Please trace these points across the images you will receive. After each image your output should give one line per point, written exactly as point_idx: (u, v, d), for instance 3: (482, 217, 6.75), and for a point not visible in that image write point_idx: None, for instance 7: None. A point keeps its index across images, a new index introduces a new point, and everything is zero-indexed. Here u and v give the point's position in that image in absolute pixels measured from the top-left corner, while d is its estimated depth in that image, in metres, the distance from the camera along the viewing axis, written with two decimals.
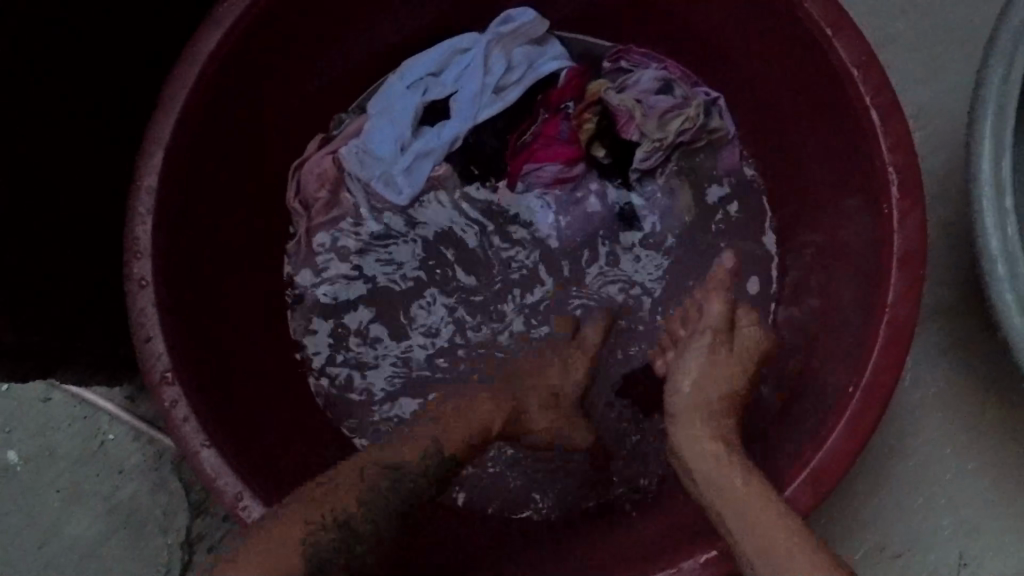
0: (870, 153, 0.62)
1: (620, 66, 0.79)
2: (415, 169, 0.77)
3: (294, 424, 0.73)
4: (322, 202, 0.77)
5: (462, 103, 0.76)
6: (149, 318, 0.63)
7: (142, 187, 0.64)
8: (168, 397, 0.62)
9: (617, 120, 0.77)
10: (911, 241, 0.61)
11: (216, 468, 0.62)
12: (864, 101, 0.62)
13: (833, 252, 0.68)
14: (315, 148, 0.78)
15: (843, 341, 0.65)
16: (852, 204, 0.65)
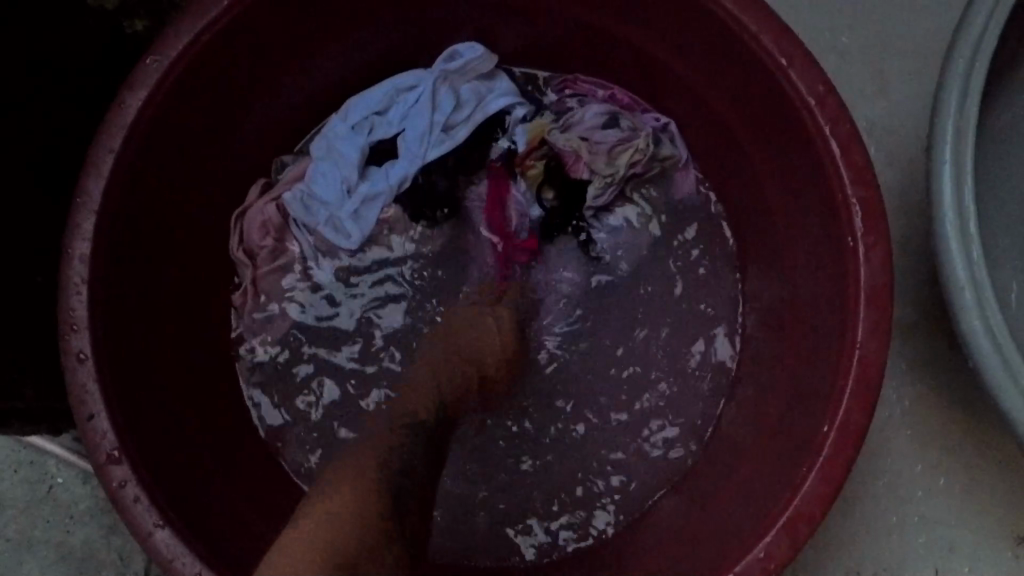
0: (828, 197, 0.61)
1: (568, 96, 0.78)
2: (362, 214, 0.74)
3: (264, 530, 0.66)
4: (268, 251, 0.74)
5: (409, 142, 0.74)
6: (91, 394, 0.60)
7: (74, 258, 0.60)
8: (116, 477, 0.59)
9: (565, 161, 0.75)
10: (878, 275, 0.60)
11: (171, 549, 0.59)
12: (824, 134, 0.60)
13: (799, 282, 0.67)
14: (257, 194, 0.75)
15: (814, 376, 0.63)
16: (815, 237, 0.64)
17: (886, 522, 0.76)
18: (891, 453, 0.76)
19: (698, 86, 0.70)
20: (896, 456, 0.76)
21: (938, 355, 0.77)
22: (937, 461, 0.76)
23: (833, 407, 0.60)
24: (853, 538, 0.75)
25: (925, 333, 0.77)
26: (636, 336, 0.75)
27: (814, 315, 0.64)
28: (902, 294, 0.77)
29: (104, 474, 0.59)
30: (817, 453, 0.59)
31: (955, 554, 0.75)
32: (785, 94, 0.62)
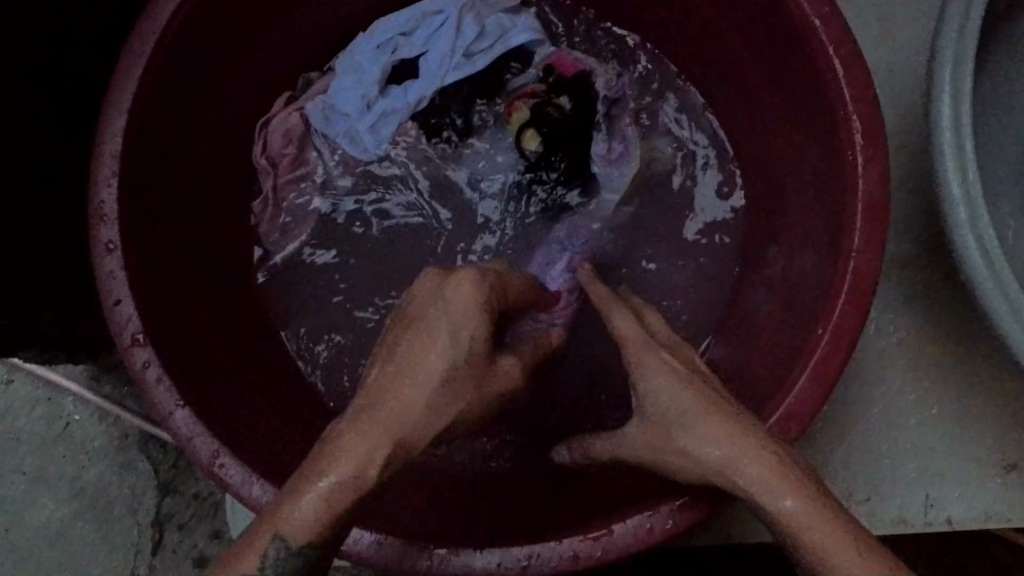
0: (831, 115, 0.63)
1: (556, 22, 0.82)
2: (378, 126, 0.79)
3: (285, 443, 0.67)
4: (288, 159, 0.79)
5: (429, 64, 0.78)
6: (118, 282, 0.63)
7: (104, 153, 0.63)
8: (140, 359, 0.62)
9: (561, 67, 0.80)
10: (875, 189, 0.62)
11: (189, 427, 0.62)
12: (828, 54, 0.62)
13: (801, 204, 0.69)
14: (282, 105, 0.79)
15: (809, 291, 0.65)
16: (817, 157, 0.66)
17: (878, 448, 0.78)
18: (877, 383, 0.79)
19: (707, 17, 0.72)
20: (891, 386, 0.79)
21: (934, 283, 0.78)
22: (923, 389, 0.78)
23: (827, 312, 0.62)
24: (847, 462, 0.78)
25: (922, 267, 0.79)
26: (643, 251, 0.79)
27: (813, 231, 0.66)
28: (900, 230, 0.79)
29: (127, 357, 0.62)
30: (810, 358, 0.61)
31: (943, 476, 0.78)
32: (791, 15, 0.64)
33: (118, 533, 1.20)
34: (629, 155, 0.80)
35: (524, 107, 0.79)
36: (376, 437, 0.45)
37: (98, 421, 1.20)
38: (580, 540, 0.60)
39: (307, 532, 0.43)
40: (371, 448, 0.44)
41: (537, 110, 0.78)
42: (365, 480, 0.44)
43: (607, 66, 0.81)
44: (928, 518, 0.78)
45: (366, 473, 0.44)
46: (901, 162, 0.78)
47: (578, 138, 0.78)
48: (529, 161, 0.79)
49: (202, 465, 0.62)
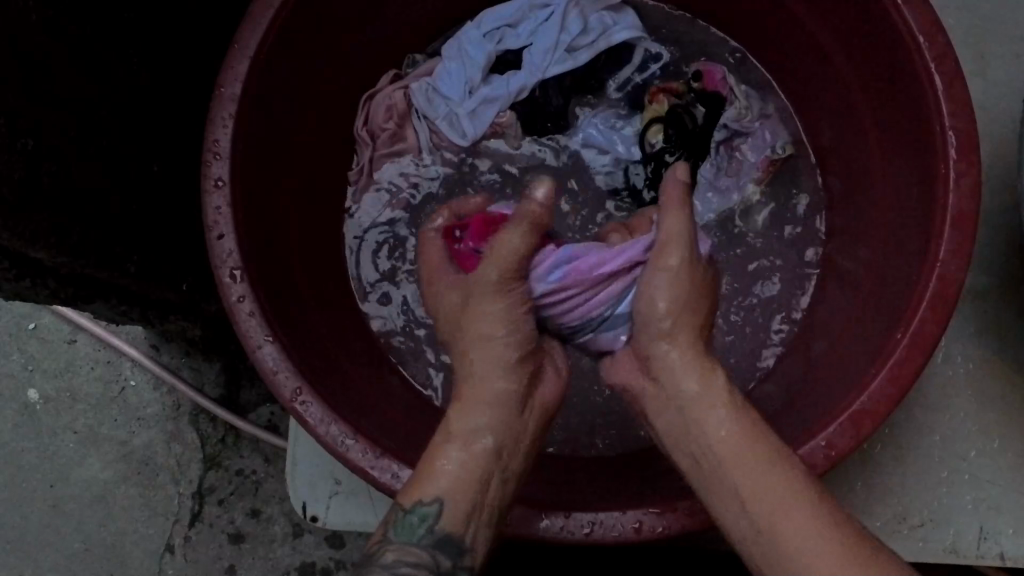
0: (929, 132, 0.65)
1: (679, 32, 0.84)
2: (479, 111, 0.80)
3: (353, 389, 0.68)
4: (388, 134, 0.81)
5: (534, 55, 0.80)
6: (223, 217, 0.65)
7: (224, 95, 0.66)
8: (235, 293, 0.64)
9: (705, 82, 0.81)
10: (965, 201, 0.63)
11: (276, 362, 0.63)
12: (929, 69, 0.64)
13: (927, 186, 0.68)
14: (386, 83, 0.82)
15: (892, 299, 0.66)
16: (912, 170, 0.67)
17: (936, 474, 0.78)
18: (938, 410, 0.79)
19: (806, 29, 0.74)
20: (956, 412, 0.79)
21: (1004, 321, 0.79)
22: (983, 421, 0.79)
23: (909, 317, 0.63)
24: (904, 484, 0.78)
25: (994, 299, 0.80)
26: (749, 278, 0.80)
27: (906, 245, 0.67)
28: (977, 262, 0.80)
29: (223, 290, 0.65)
30: (886, 357, 0.62)
31: (1001, 509, 0.78)
32: (900, 32, 0.66)
33: (159, 501, 1.15)
34: (741, 187, 0.81)
35: (665, 101, 0.80)
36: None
37: (153, 387, 1.16)
38: (646, 513, 0.61)
39: (461, 526, 0.57)
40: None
41: (672, 110, 0.79)
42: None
43: (755, 103, 0.81)
44: (980, 548, 0.77)
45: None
46: (987, 193, 0.80)
47: (688, 149, 0.79)
48: (645, 155, 0.80)
49: (283, 399, 0.63)
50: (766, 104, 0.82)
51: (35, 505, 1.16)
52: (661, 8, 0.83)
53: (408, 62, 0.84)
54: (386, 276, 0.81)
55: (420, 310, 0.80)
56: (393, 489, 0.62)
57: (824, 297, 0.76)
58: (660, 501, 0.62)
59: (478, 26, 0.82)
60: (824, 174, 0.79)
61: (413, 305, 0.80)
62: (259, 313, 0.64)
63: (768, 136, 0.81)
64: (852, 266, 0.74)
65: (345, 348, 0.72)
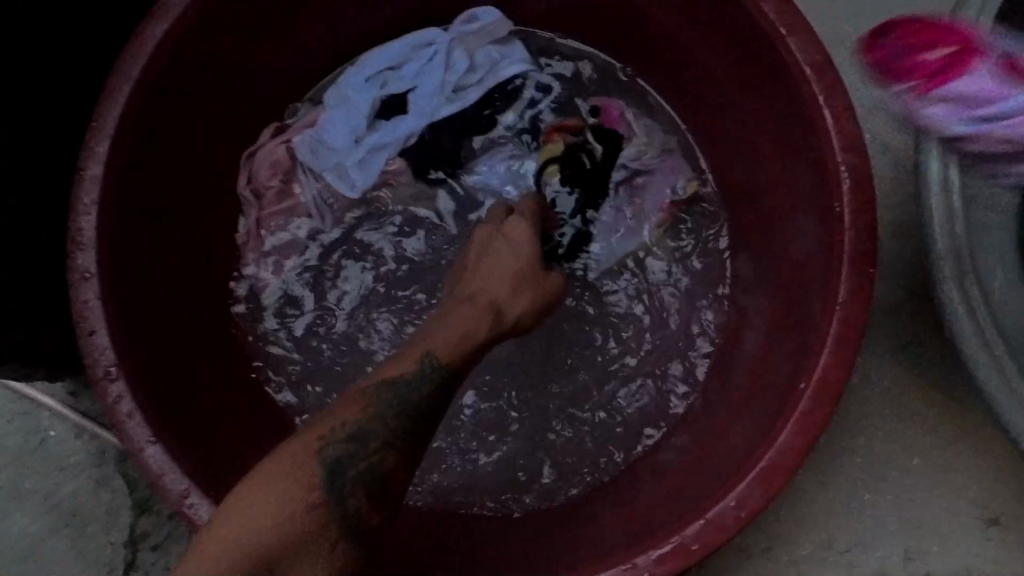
0: (824, 169, 0.63)
1: (566, 63, 0.81)
2: (368, 160, 0.77)
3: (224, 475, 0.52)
4: (274, 191, 0.77)
5: (420, 98, 0.78)
6: (94, 312, 0.62)
7: (86, 178, 0.62)
8: (113, 392, 0.61)
9: (603, 120, 0.79)
10: (863, 240, 0.61)
11: (160, 464, 0.60)
12: (819, 102, 0.62)
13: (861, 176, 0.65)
14: (269, 137, 0.78)
15: (798, 341, 0.64)
16: (809, 206, 0.66)
17: (859, 496, 0.77)
18: (856, 431, 0.78)
19: (700, 57, 0.72)
20: (878, 431, 0.78)
21: (916, 333, 0.78)
22: (904, 438, 0.78)
23: (814, 362, 0.61)
24: (829, 510, 0.77)
25: (905, 314, 0.78)
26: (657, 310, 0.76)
27: (809, 282, 0.65)
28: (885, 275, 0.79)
29: (99, 390, 0.61)
30: (795, 408, 0.61)
31: (924, 530, 0.77)
32: (789, 65, 0.63)
33: None
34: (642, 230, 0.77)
35: (561, 140, 0.77)
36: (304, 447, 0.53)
37: None
38: None
39: None
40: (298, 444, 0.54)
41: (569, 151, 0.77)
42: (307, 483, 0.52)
43: (654, 137, 0.79)
44: (907, 569, 0.77)
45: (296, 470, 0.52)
46: (890, 207, 0.79)
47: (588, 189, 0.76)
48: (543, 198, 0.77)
49: (171, 503, 0.60)
50: (667, 138, 0.80)
51: None
52: (549, 40, 0.81)
53: (291, 113, 0.80)
54: (293, 338, 0.77)
55: (330, 374, 0.76)
56: None
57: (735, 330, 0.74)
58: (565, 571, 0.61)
59: (361, 73, 0.79)
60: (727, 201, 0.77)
61: (323, 367, 0.76)
62: (138, 410, 0.61)
63: (670, 173, 0.79)
64: (760, 298, 0.72)
65: (241, 432, 0.69)
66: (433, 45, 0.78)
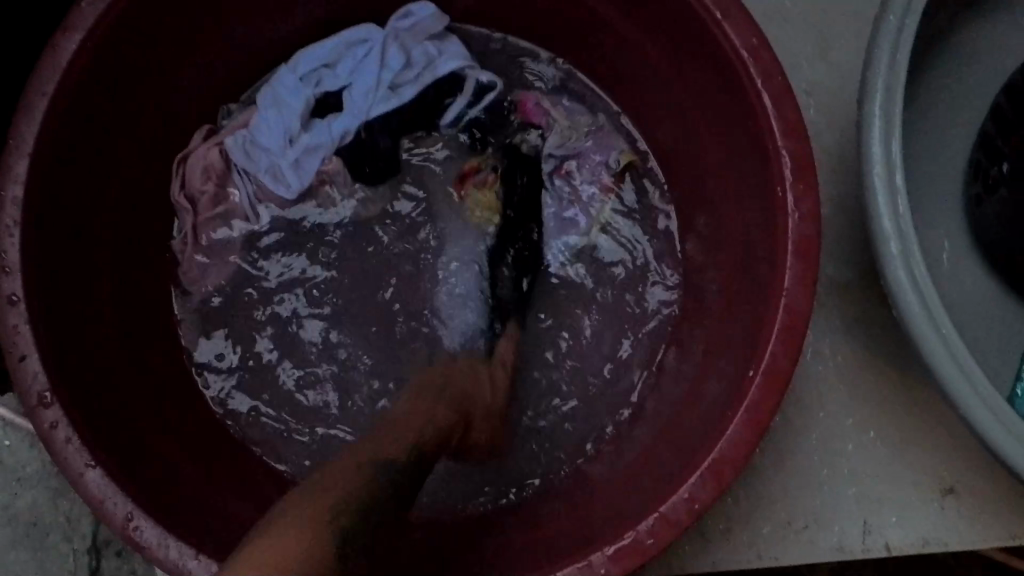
0: (765, 154, 0.63)
1: (502, 54, 0.81)
2: (303, 163, 0.76)
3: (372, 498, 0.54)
4: (209, 196, 0.76)
5: (356, 98, 0.77)
6: (24, 337, 0.60)
7: (6, 200, 0.60)
8: (48, 419, 0.59)
9: (522, 114, 0.80)
10: (804, 226, 0.61)
11: (103, 489, 0.59)
12: (757, 87, 0.61)
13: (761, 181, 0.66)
14: (199, 140, 0.76)
15: (745, 329, 0.64)
16: (751, 190, 0.65)
17: (816, 473, 0.77)
18: (810, 407, 0.78)
19: (638, 42, 0.71)
20: (832, 406, 0.78)
21: (864, 306, 0.78)
22: (858, 413, 0.78)
23: (760, 350, 0.61)
24: (786, 487, 0.77)
25: (853, 291, 0.79)
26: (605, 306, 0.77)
27: (754, 267, 0.65)
28: (832, 250, 0.79)
29: (33, 417, 0.59)
30: (742, 398, 0.60)
31: (882, 503, 0.77)
32: (725, 50, 0.62)
33: (52, 563, 1.10)
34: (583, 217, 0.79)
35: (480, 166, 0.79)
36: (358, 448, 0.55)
37: (28, 448, 1.10)
38: None
39: None
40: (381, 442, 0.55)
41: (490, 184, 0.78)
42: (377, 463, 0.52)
43: (578, 119, 0.80)
44: (867, 543, 0.77)
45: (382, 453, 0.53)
46: (834, 184, 0.79)
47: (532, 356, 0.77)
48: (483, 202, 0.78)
49: (115, 528, 0.58)
50: (594, 116, 0.80)
51: None
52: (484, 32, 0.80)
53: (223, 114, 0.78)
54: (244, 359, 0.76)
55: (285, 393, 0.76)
56: None
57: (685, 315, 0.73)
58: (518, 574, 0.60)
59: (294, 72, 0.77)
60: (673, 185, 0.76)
61: (277, 385, 0.76)
62: (76, 435, 0.59)
63: (599, 150, 0.79)
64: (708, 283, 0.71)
65: (188, 445, 0.68)
66: (367, 42, 0.77)
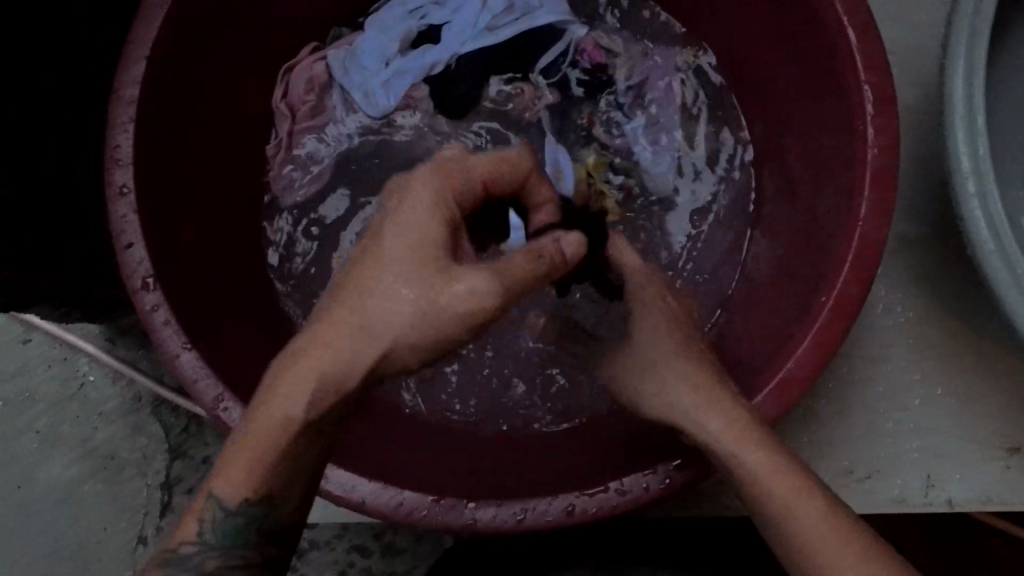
0: (847, 90, 0.64)
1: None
2: (394, 82, 0.80)
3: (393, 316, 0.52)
4: (309, 107, 0.80)
5: (451, 33, 0.80)
6: (130, 225, 0.64)
7: (122, 98, 0.64)
8: (148, 302, 0.63)
9: (584, 52, 0.81)
10: (882, 160, 0.62)
11: (195, 371, 0.63)
12: (842, 24, 0.62)
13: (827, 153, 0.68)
14: (306, 53, 0.81)
15: (815, 262, 0.65)
16: (830, 129, 0.66)
17: (879, 426, 0.78)
18: (877, 361, 0.78)
19: None
20: (899, 362, 0.78)
21: (939, 264, 0.78)
22: (924, 368, 0.78)
23: (832, 279, 0.62)
24: (848, 438, 0.78)
25: (927, 248, 0.79)
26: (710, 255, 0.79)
27: (830, 204, 0.66)
28: (906, 209, 0.79)
29: (136, 300, 0.63)
30: (813, 324, 0.61)
31: (945, 459, 0.78)
32: None
33: (128, 493, 1.14)
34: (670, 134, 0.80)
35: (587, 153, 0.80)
36: (411, 305, 0.52)
37: (112, 381, 1.14)
38: (577, 496, 0.61)
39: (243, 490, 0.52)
40: (483, 290, 0.52)
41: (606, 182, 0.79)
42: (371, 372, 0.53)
43: (633, 49, 0.82)
44: (928, 496, 0.77)
45: (426, 344, 0.53)
46: (911, 143, 0.79)
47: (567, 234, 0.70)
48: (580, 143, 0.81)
49: (205, 407, 0.62)
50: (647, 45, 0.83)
51: (7, 504, 1.16)
52: None
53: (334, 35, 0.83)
54: None
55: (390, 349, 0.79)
56: (321, 490, 0.61)
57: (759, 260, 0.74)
58: (579, 481, 0.63)
59: (404, 4, 0.82)
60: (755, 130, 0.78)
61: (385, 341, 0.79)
62: (174, 319, 0.63)
63: (667, 68, 0.81)
64: (782, 227, 0.73)
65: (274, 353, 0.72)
66: None
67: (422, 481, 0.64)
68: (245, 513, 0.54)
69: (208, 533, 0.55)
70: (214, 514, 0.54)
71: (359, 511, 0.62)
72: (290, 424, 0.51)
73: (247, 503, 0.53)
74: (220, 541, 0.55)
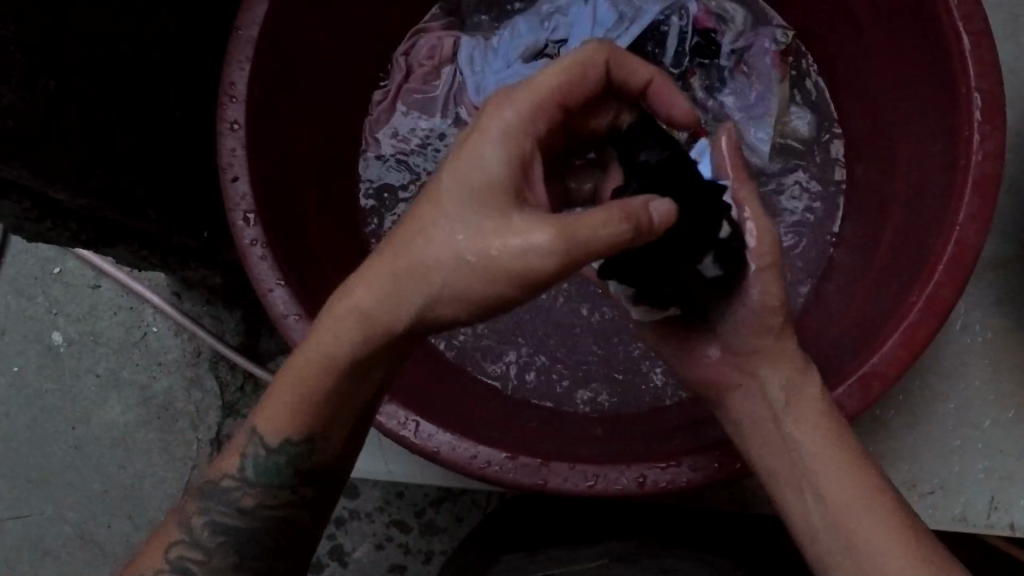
0: (955, 98, 0.64)
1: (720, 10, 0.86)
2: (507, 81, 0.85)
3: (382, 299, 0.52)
4: (426, 69, 0.86)
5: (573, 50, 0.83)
6: (237, 160, 0.65)
7: (241, 38, 0.66)
8: (247, 236, 0.65)
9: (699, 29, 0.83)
10: (986, 166, 0.61)
11: (285, 305, 0.64)
12: (957, 27, 0.62)
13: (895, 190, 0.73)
14: (441, 25, 0.89)
15: (910, 263, 0.65)
16: (935, 134, 0.66)
17: (947, 443, 0.77)
18: (951, 378, 0.78)
19: None
20: (974, 380, 0.78)
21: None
22: (1000, 390, 0.78)
23: (926, 278, 0.62)
24: (915, 451, 0.77)
25: (1015, 270, 0.79)
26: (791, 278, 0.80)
27: (930, 207, 0.66)
28: (1000, 229, 0.79)
29: (233, 233, 0.65)
30: (901, 320, 0.61)
31: (1012, 483, 0.77)
32: None
33: (178, 446, 1.12)
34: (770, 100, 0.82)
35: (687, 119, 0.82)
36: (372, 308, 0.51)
37: (174, 335, 1.12)
38: (650, 467, 0.61)
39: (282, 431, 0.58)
40: (543, 251, 0.47)
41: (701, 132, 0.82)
42: (404, 309, 0.50)
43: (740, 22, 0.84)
44: (989, 518, 0.77)
45: (471, 266, 0.49)
46: (1013, 163, 0.79)
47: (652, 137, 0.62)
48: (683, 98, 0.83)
49: (290, 341, 0.64)
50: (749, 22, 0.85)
51: (56, 445, 1.14)
52: None
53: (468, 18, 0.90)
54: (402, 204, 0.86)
55: None
56: (397, 436, 0.63)
57: (857, 261, 0.74)
58: (649, 454, 0.63)
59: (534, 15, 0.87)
60: (859, 135, 0.78)
61: None
62: (269, 253, 0.65)
63: (770, 35, 0.82)
64: (880, 231, 0.73)
65: None
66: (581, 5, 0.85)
67: (488, 436, 0.65)
68: (294, 449, 0.58)
69: (250, 467, 0.60)
70: (258, 451, 0.59)
71: (433, 459, 0.63)
72: (330, 364, 0.53)
73: (285, 443, 0.58)
74: (260, 479, 0.60)
